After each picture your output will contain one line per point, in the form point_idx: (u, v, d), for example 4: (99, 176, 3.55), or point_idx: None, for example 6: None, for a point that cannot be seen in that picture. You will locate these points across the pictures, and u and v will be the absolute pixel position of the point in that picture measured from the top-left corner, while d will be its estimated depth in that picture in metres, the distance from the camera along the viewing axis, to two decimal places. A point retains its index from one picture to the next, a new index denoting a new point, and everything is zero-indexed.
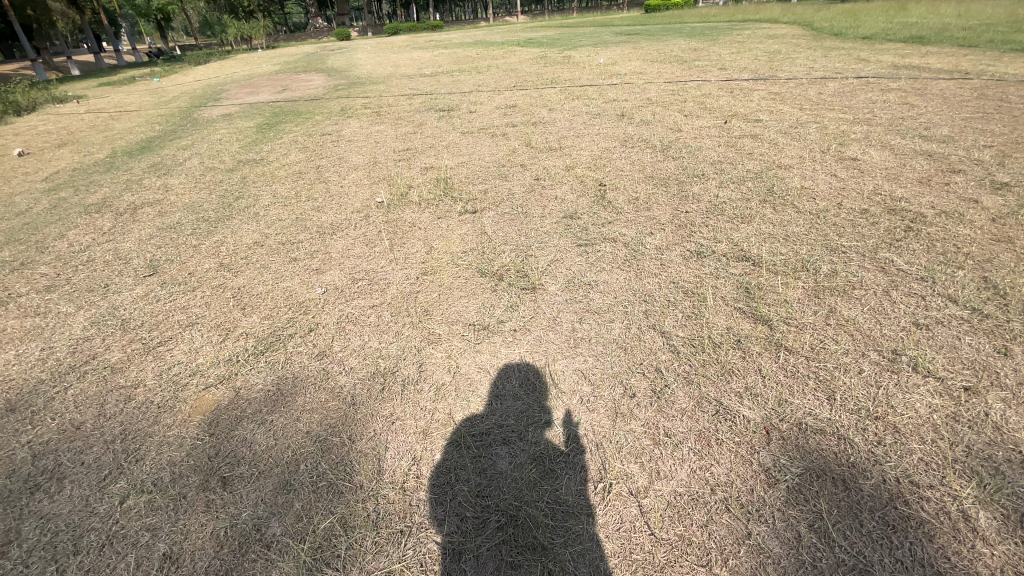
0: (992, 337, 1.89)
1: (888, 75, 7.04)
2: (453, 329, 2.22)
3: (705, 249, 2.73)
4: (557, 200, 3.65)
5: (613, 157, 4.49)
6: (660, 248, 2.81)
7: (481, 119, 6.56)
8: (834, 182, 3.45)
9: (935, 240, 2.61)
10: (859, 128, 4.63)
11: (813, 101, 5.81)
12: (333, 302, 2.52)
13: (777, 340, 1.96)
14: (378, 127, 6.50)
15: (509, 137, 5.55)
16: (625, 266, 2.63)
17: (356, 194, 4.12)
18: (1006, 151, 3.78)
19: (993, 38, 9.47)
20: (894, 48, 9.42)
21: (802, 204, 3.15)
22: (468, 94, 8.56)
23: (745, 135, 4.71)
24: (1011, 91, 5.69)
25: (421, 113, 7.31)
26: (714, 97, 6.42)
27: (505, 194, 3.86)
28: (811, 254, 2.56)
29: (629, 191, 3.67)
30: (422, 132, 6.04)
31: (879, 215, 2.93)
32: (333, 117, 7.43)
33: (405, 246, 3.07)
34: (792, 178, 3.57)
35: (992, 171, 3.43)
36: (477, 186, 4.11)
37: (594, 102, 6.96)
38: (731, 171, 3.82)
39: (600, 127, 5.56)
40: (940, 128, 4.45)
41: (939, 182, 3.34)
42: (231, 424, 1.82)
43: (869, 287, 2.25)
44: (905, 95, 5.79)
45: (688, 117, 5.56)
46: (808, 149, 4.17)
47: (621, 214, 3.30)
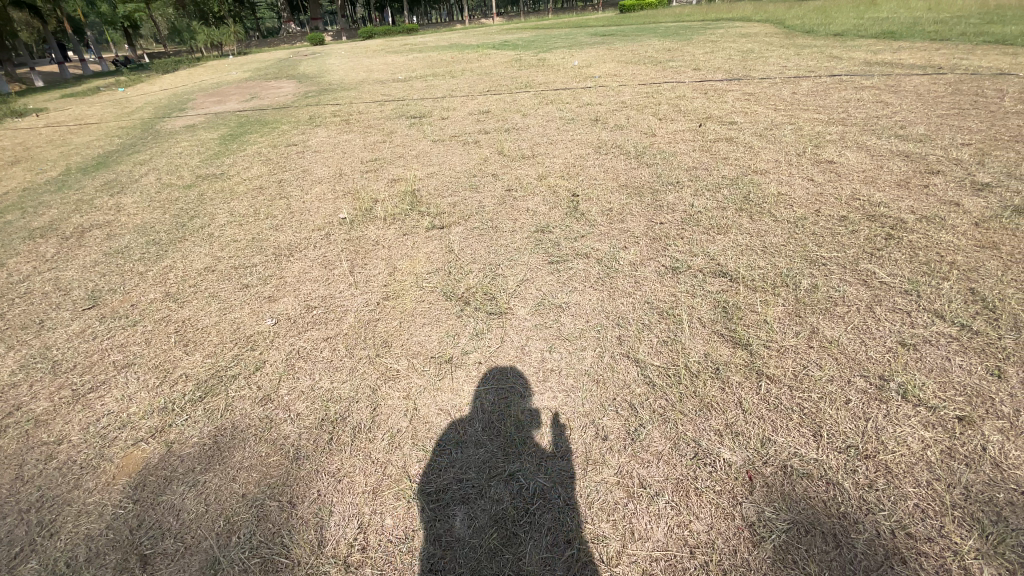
0: (984, 357, 1.79)
1: (861, 72, 7.05)
2: (413, 362, 2.05)
3: (680, 265, 2.60)
4: (529, 212, 3.50)
5: (587, 165, 4.36)
6: (633, 264, 2.67)
7: (453, 126, 6.38)
8: (812, 187, 3.35)
9: (917, 248, 2.51)
10: (835, 129, 4.57)
11: (788, 101, 5.76)
12: (284, 335, 2.33)
13: (758, 367, 1.82)
14: (347, 137, 6.29)
15: (481, 144, 5.40)
16: (597, 285, 2.49)
17: (319, 210, 3.92)
18: (982, 150, 3.73)
19: (962, 32, 9.58)
20: (866, 44, 9.47)
21: (779, 212, 3.05)
22: (441, 100, 8.38)
23: (720, 139, 4.62)
24: (983, 86, 5.69)
25: (392, 120, 7.11)
26: (688, 99, 6.34)
27: (474, 206, 3.69)
28: (791, 267, 2.45)
29: (603, 202, 3.53)
30: (391, 141, 5.85)
31: (859, 222, 2.83)
32: (300, 127, 7.19)
33: (366, 267, 2.88)
34: (769, 184, 3.48)
35: (970, 172, 3.37)
36: (446, 198, 3.94)
37: (568, 106, 6.84)
38: (706, 178, 3.71)
39: (574, 133, 5.43)
40: (916, 127, 4.40)
41: (917, 184, 3.26)
42: (160, 488, 1.62)
43: (852, 303, 2.13)
44: (878, 93, 5.77)
45: (663, 121, 5.47)
46: (784, 152, 4.09)
47: (594, 227, 3.16)
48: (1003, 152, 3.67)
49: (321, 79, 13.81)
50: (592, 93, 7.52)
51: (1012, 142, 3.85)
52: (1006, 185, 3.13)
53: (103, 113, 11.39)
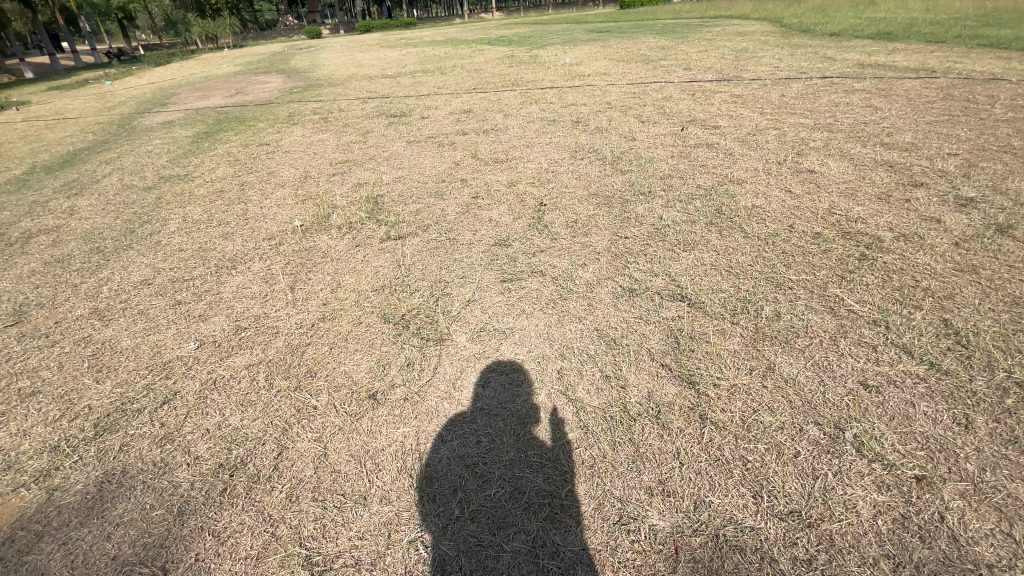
0: (951, 401, 1.62)
1: (853, 74, 6.86)
2: (333, 396, 1.88)
3: (638, 286, 2.43)
4: (491, 222, 3.32)
5: (560, 171, 4.18)
6: (589, 284, 2.50)
7: (431, 126, 6.18)
8: (788, 200, 3.18)
9: (891, 270, 2.34)
10: (820, 135, 4.39)
11: (775, 105, 5.57)
12: (205, 362, 2.16)
13: (703, 410, 1.65)
14: (321, 136, 6.10)
15: (456, 146, 5.21)
16: (547, 307, 2.32)
17: (275, 216, 3.73)
18: (970, 160, 3.56)
19: (960, 33, 9.40)
20: (861, 45, 9.29)
21: (750, 227, 2.87)
22: (425, 98, 8.18)
23: (701, 145, 4.43)
24: (976, 91, 5.52)
25: (371, 118, 6.94)
26: (674, 101, 6.14)
27: (436, 214, 3.51)
28: (754, 292, 2.28)
29: (569, 213, 3.36)
30: (366, 142, 5.67)
31: (833, 240, 2.66)
32: (276, 125, 6.98)
33: (308, 284, 2.70)
34: (743, 195, 3.31)
35: (956, 184, 3.20)
36: (408, 203, 3.76)
37: (552, 106, 6.64)
38: (680, 188, 3.53)
39: (553, 136, 5.24)
40: (903, 134, 4.23)
41: (899, 198, 3.09)
42: (28, 544, 1.45)
43: (815, 335, 1.96)
44: (868, 97, 5.58)
45: (645, 124, 5.27)
46: (765, 160, 3.91)
47: (555, 241, 2.99)
48: (991, 163, 3.50)
49: (309, 74, 13.57)
50: (578, 93, 7.32)
51: (1002, 152, 3.68)
52: (991, 200, 2.95)
53: (84, 107, 11.15)
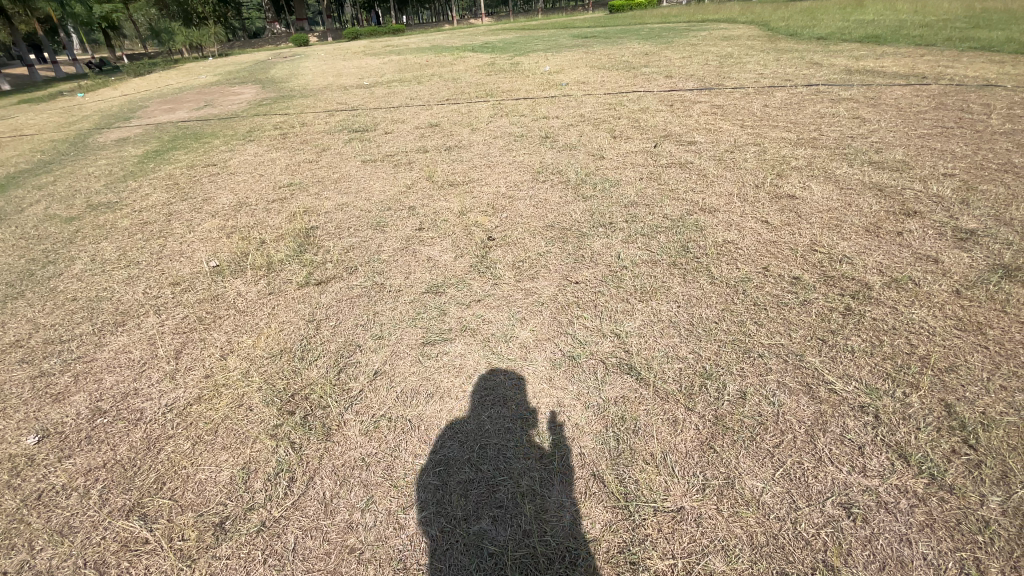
0: (959, 538, 1.22)
1: (841, 81, 6.52)
2: (173, 525, 1.47)
3: (582, 350, 2.03)
4: (429, 258, 2.91)
5: (518, 197, 3.79)
6: (524, 345, 2.09)
7: (393, 141, 5.80)
8: (763, 233, 2.81)
9: (881, 331, 1.96)
10: (803, 152, 4.01)
11: (757, 117, 5.19)
12: (40, 463, 1.75)
13: (635, 556, 1.25)
14: (274, 155, 5.70)
15: (412, 164, 4.82)
16: (469, 378, 1.91)
17: (193, 255, 3.31)
18: (968, 182, 3.18)
19: (950, 36, 9.10)
20: (850, 50, 8.98)
21: (719, 270, 2.48)
22: (393, 110, 7.77)
23: (673, 164, 4.06)
24: (971, 99, 5.17)
25: (332, 132, 6.54)
26: (650, 113, 5.76)
27: (370, 249, 3.09)
28: (716, 363, 1.88)
29: (518, 249, 2.96)
30: (319, 160, 5.27)
31: (813, 289, 2.27)
32: (231, 142, 6.56)
33: (198, 348, 2.29)
34: (714, 228, 2.93)
35: (952, 213, 2.82)
36: (343, 235, 3.35)
37: (522, 120, 6.24)
38: (644, 219, 3.13)
39: (519, 154, 4.85)
40: (894, 150, 3.86)
41: (889, 230, 2.71)
42: None
43: (787, 430, 1.57)
44: (856, 107, 5.22)
45: (616, 140, 4.88)
46: (741, 183, 3.53)
47: (495, 283, 2.58)
48: (992, 185, 3.13)
49: (284, 84, 13.14)
50: (552, 104, 6.93)
51: (1002, 172, 3.31)
52: (994, 233, 2.57)
53: (44, 122, 10.66)
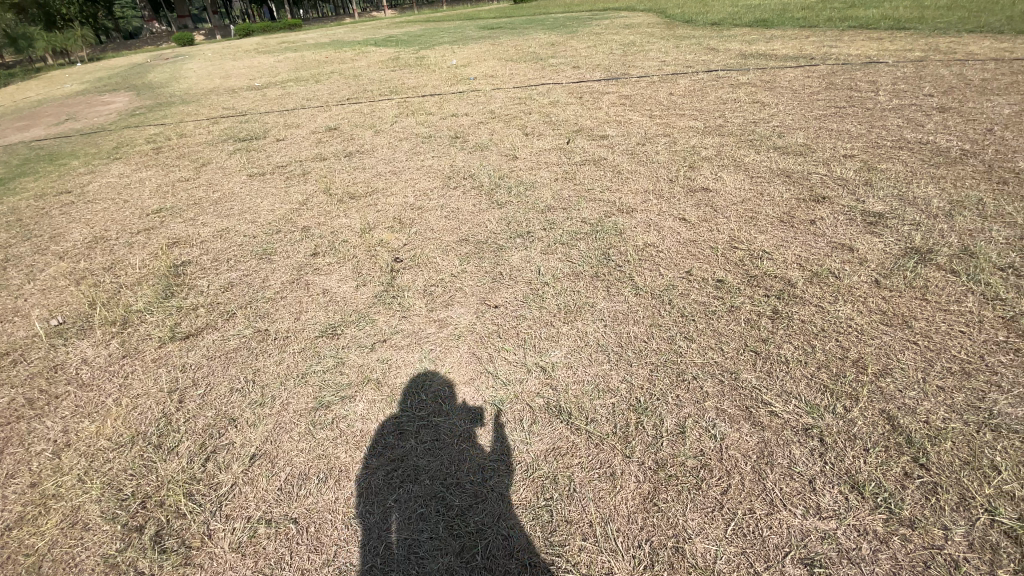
0: None
1: (738, 65, 6.72)
2: None
3: (504, 390, 1.78)
4: (325, 291, 2.52)
5: (427, 206, 3.45)
6: (438, 392, 1.80)
7: (286, 150, 5.23)
8: (683, 232, 2.69)
9: (811, 334, 1.86)
10: (711, 141, 3.99)
11: (665, 105, 5.19)
12: None
13: None
14: (144, 175, 4.95)
15: (308, 175, 4.33)
16: (372, 448, 1.60)
17: (29, 312, 2.69)
18: (867, 163, 3.27)
19: (828, 17, 9.75)
20: (743, 34, 9.38)
21: (643, 279, 2.32)
22: (287, 114, 7.08)
23: (588, 161, 3.91)
24: (855, 78, 5.46)
25: (216, 143, 5.82)
26: (561, 106, 5.59)
27: (255, 285, 2.65)
28: (651, 392, 1.69)
29: (428, 269, 2.64)
30: (199, 178, 4.63)
31: (739, 291, 2.15)
32: (92, 162, 5.64)
33: (22, 446, 1.79)
34: (634, 230, 2.78)
35: (858, 196, 2.85)
36: (224, 270, 2.87)
37: (430, 118, 5.86)
38: (562, 225, 2.93)
39: (427, 157, 4.49)
40: (795, 133, 3.93)
41: (803, 219, 2.68)
42: None
43: (734, 471, 1.40)
44: (755, 91, 5.36)
45: (529, 138, 4.66)
46: (656, 178, 3.43)
47: (402, 315, 2.26)
48: (888, 164, 3.22)
49: (162, 89, 11.72)
50: (461, 100, 6.59)
51: (895, 150, 3.44)
52: (899, 214, 2.61)
53: None
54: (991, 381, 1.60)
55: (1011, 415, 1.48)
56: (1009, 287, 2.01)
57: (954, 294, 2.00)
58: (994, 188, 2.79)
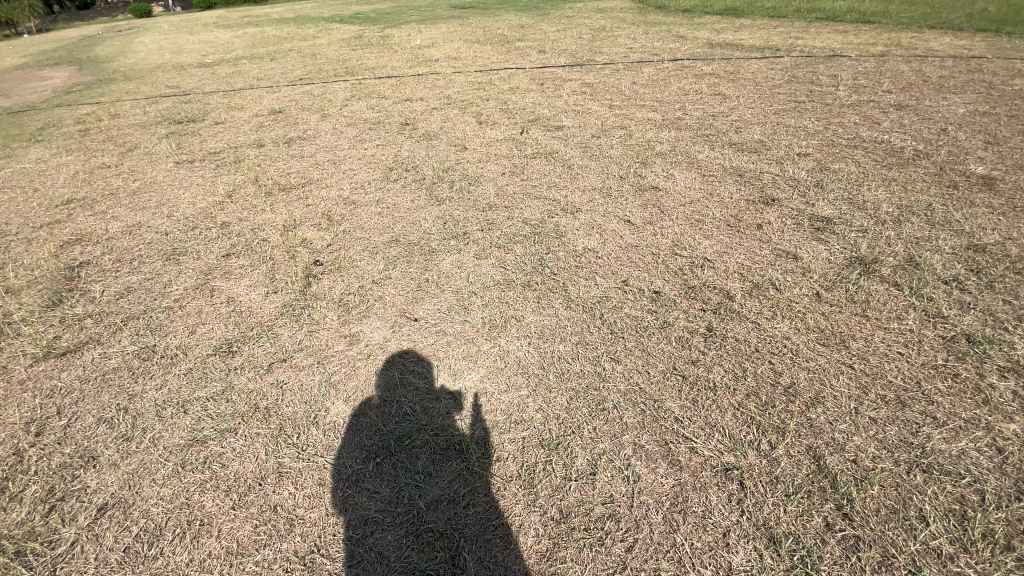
0: None
1: (704, 55, 6.57)
2: None
3: (404, 421, 1.58)
4: (230, 299, 2.28)
5: (361, 201, 3.20)
6: (331, 425, 1.60)
7: (223, 134, 4.86)
8: (626, 236, 2.53)
9: (744, 355, 1.72)
10: (667, 136, 3.83)
11: (625, 95, 5.01)
12: None
13: None
14: (63, 159, 4.52)
15: (241, 164, 4.01)
16: (246, 497, 1.40)
17: None
18: (821, 162, 3.15)
19: (798, 7, 9.68)
20: (713, 21, 9.23)
21: (575, 290, 2.15)
22: (233, 94, 6.62)
23: (539, 154, 3.70)
24: (818, 71, 5.37)
25: (149, 125, 5.39)
26: (520, 94, 5.34)
27: (155, 293, 2.38)
28: (566, 423, 1.53)
29: (348, 273, 2.42)
30: (122, 164, 4.25)
31: (674, 304, 2.00)
32: (8, 144, 5.14)
33: None
34: (575, 233, 2.61)
35: (808, 198, 2.73)
36: (124, 273, 2.58)
37: (382, 101, 5.54)
38: (500, 226, 2.73)
39: (371, 145, 4.20)
40: (752, 129, 3.81)
41: (749, 223, 2.55)
42: None
43: (642, 522, 1.25)
44: (717, 83, 5.21)
45: (481, 126, 4.42)
46: (605, 175, 3.25)
47: (308, 329, 2.03)
48: (842, 164, 3.12)
49: (106, 64, 10.93)
50: (418, 83, 6.27)
51: (850, 149, 3.34)
52: (848, 220, 2.50)
53: None
54: (926, 412, 1.49)
55: (944, 453, 1.37)
56: (951, 302, 1.91)
57: (896, 311, 1.89)
58: (943, 193, 2.70)
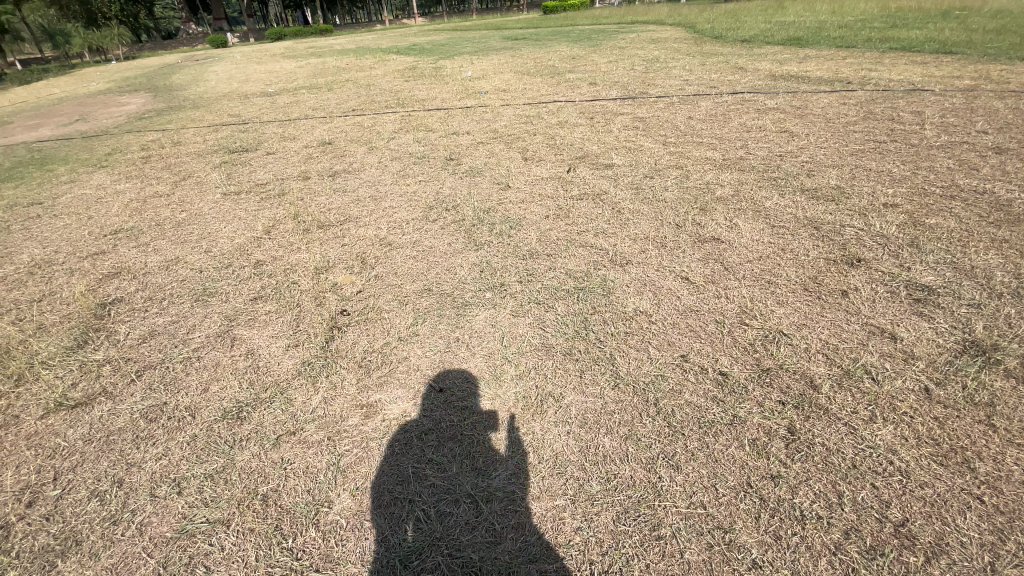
0: None
1: (766, 88, 6.21)
2: None
3: (416, 532, 1.33)
4: (250, 351, 2.13)
5: (397, 242, 3.04)
6: (332, 526, 1.37)
7: (273, 165, 4.92)
8: (684, 298, 2.22)
9: (838, 475, 1.38)
10: (729, 178, 3.50)
11: (681, 131, 4.72)
12: None
13: None
14: (122, 186, 4.67)
15: (284, 197, 3.99)
16: None
17: None
18: (912, 215, 2.75)
19: (868, 37, 9.15)
20: (774, 52, 8.85)
21: (625, 363, 1.85)
22: (288, 124, 6.80)
23: (587, 195, 3.46)
24: (897, 107, 4.91)
25: (206, 154, 5.55)
26: (569, 128, 5.15)
27: (176, 339, 2.28)
28: (611, 556, 1.23)
29: (374, 326, 2.22)
30: (174, 193, 4.32)
31: (745, 393, 1.67)
32: (77, 170, 5.39)
33: None
34: (626, 290, 2.32)
35: (902, 260, 2.35)
36: (152, 314, 2.50)
37: (429, 134, 5.50)
38: (541, 278, 2.48)
39: (414, 180, 4.10)
40: (826, 172, 3.43)
41: (832, 290, 2.18)
42: None
43: None
44: (783, 118, 4.85)
45: (527, 162, 4.25)
46: (660, 222, 2.96)
47: (323, 396, 1.83)
48: (939, 217, 2.71)
49: (179, 92, 11.62)
50: (466, 115, 6.22)
51: (947, 199, 2.91)
52: (955, 290, 2.10)
53: None
54: None
55: None
56: None
57: None
58: None
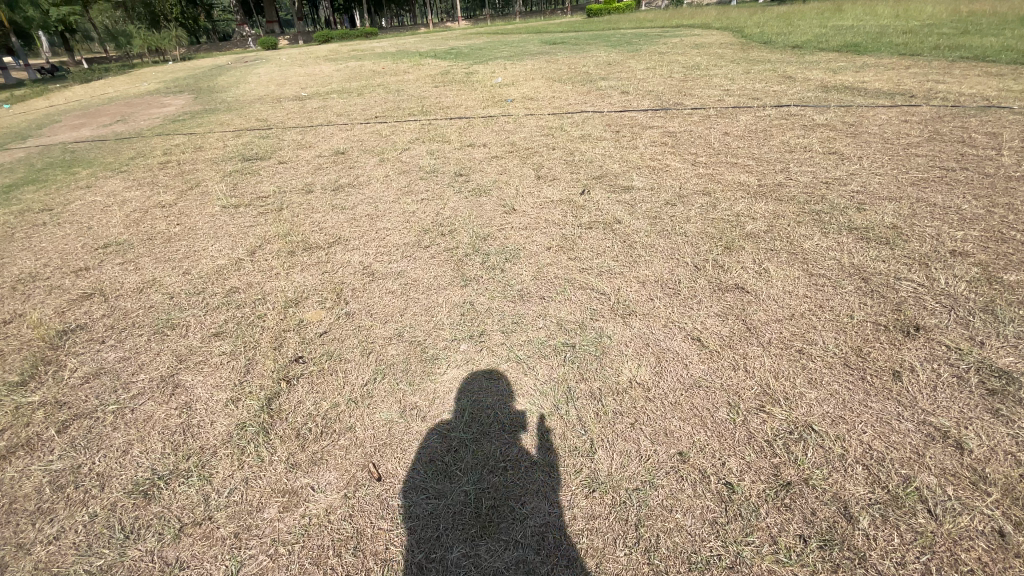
0: None
1: (816, 100, 5.65)
2: None
3: None
4: (187, 404, 1.89)
5: (380, 273, 2.77)
6: None
7: (281, 175, 4.78)
8: (692, 368, 1.84)
9: None
10: (763, 209, 3.07)
11: (714, 149, 4.28)
12: None
13: None
14: (131, 193, 4.62)
15: (280, 212, 3.80)
16: None
17: None
18: (986, 268, 2.26)
19: (937, 44, 8.33)
20: (828, 60, 8.18)
21: (606, 459, 1.49)
22: (309, 131, 6.71)
23: (598, 223, 3.10)
24: (969, 126, 4.30)
25: (221, 161, 5.48)
26: (592, 142, 4.78)
27: (120, 381, 2.07)
28: None
29: (329, 379, 1.95)
30: (176, 204, 4.22)
31: (754, 519, 1.29)
32: (97, 174, 5.41)
33: None
34: (623, 351, 1.96)
35: (974, 332, 1.88)
36: (106, 347, 2.31)
37: (444, 145, 5.25)
38: (528, 329, 2.15)
39: (416, 198, 3.83)
40: (879, 206, 2.95)
41: (879, 369, 1.76)
42: None
43: None
44: (832, 137, 4.33)
45: (540, 180, 3.92)
46: (675, 262, 2.57)
47: (246, 475, 1.56)
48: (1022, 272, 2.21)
49: (219, 94, 11.88)
50: (486, 125, 5.94)
51: None
52: None
53: None
54: None
55: None
56: None
57: None
58: None
